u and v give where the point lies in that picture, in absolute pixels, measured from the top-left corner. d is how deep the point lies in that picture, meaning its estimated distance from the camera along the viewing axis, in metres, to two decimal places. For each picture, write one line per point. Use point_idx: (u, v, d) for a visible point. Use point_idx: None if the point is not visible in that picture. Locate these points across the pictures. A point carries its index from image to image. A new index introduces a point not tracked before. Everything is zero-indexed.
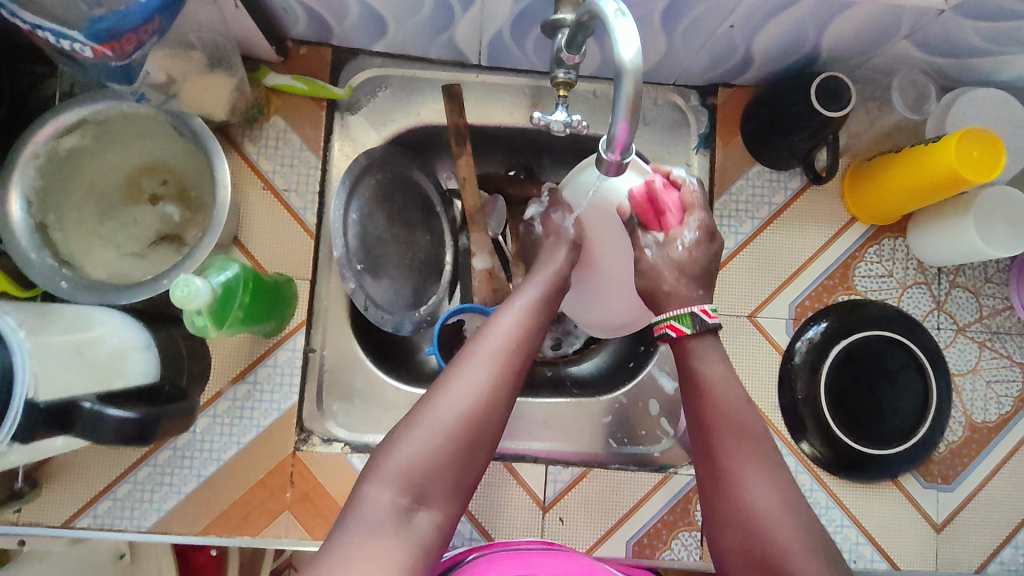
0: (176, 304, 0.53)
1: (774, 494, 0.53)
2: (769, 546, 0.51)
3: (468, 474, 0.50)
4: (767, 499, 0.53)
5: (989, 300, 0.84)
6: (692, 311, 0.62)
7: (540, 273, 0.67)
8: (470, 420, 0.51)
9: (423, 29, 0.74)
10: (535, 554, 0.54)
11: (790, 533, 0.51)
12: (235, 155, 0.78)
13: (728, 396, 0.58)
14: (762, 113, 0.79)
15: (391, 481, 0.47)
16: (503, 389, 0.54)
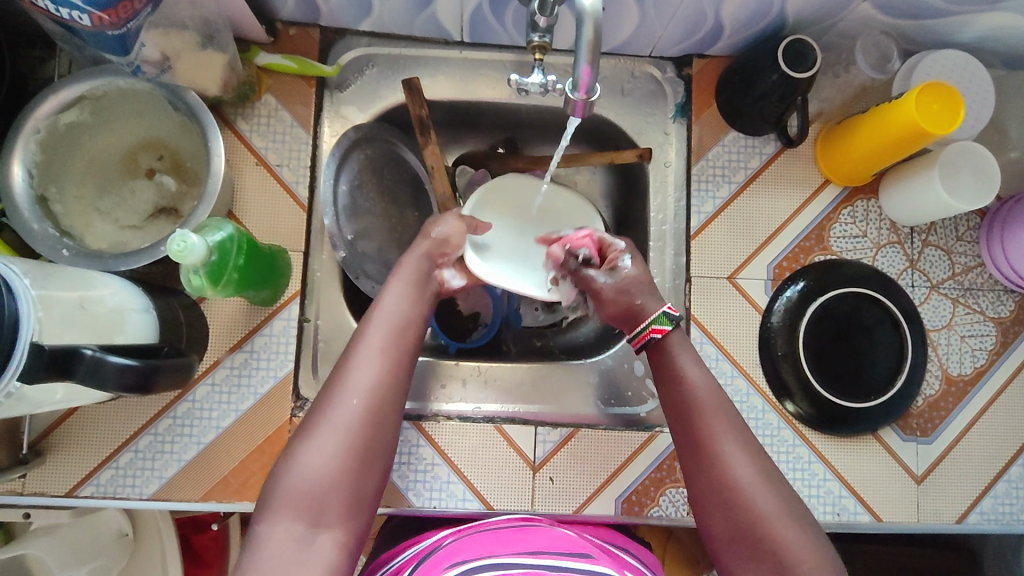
0: (173, 259, 0.56)
1: (751, 467, 0.60)
2: (752, 514, 0.58)
3: (362, 487, 0.58)
4: (746, 471, 0.60)
5: (961, 258, 0.87)
6: (665, 310, 0.69)
7: (404, 267, 0.71)
8: (353, 441, 0.58)
9: (406, 5, 0.77)
10: (514, 532, 0.62)
11: (768, 502, 0.59)
12: (228, 132, 0.81)
13: (704, 380, 0.65)
14: (736, 81, 0.83)
15: (289, 511, 0.54)
16: (380, 398, 0.60)
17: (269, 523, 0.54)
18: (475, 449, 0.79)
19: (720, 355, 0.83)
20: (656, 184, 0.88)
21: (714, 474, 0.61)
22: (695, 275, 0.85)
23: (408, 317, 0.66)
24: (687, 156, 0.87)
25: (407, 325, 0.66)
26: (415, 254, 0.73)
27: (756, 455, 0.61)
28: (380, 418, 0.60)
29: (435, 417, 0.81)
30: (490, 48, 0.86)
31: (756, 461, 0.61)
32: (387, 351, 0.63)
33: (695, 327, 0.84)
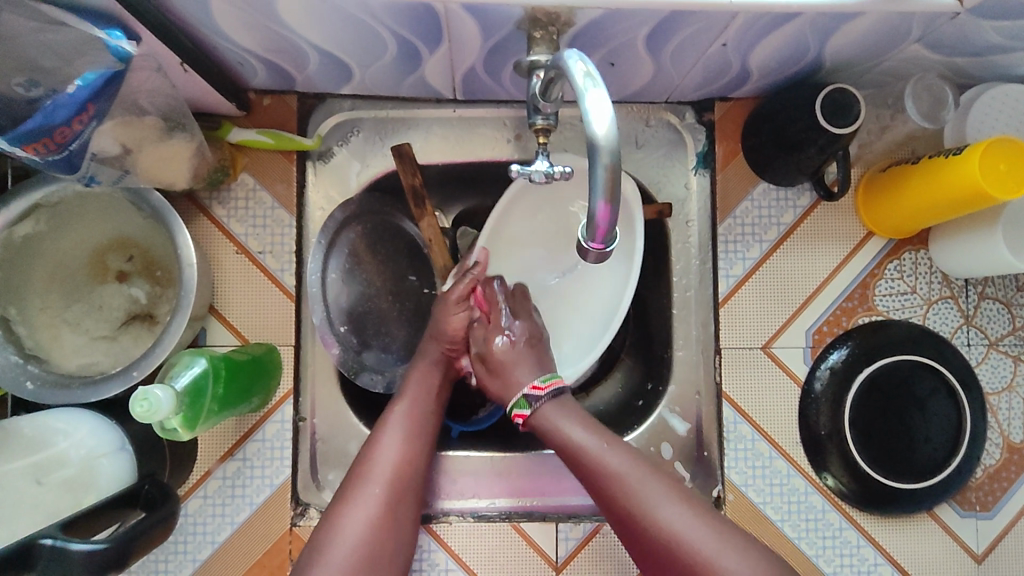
0: (139, 419, 0.49)
1: (676, 503, 0.55)
2: (693, 566, 0.52)
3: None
4: (668, 511, 0.54)
5: (1022, 310, 0.78)
6: (526, 393, 0.63)
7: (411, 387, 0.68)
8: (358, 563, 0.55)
9: (390, 70, 0.69)
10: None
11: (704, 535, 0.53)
12: (204, 220, 0.74)
13: (587, 440, 0.60)
14: (765, 130, 0.73)
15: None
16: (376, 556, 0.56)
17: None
18: (492, 550, 0.74)
19: (756, 434, 0.76)
20: (679, 245, 0.79)
21: (638, 531, 0.55)
22: (725, 346, 0.77)
23: (415, 431, 0.65)
24: (711, 211, 0.78)
25: (417, 440, 0.64)
26: (422, 362, 0.70)
27: (675, 492, 0.56)
28: (384, 541, 0.57)
29: (446, 517, 0.74)
30: (486, 104, 0.78)
31: (683, 503, 0.55)
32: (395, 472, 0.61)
33: (727, 405, 0.76)
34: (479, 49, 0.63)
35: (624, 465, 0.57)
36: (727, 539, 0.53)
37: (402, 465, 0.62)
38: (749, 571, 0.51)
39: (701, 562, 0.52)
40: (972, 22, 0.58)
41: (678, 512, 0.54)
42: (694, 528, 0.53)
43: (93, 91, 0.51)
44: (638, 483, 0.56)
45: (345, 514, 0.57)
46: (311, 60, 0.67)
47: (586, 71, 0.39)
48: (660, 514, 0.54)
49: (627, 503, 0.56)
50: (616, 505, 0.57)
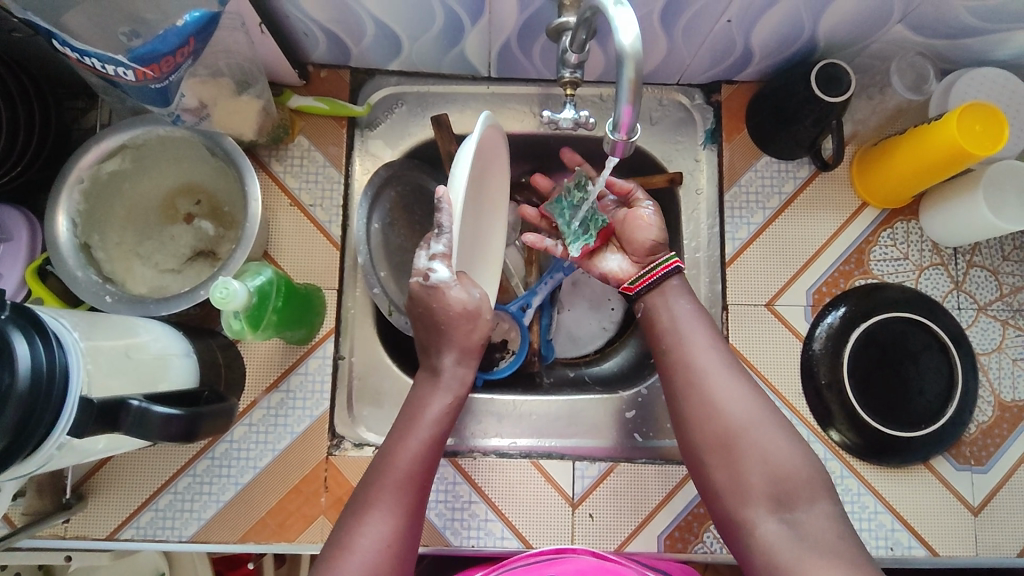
0: (216, 306, 0.57)
1: (739, 381, 0.65)
2: (735, 435, 0.62)
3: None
4: (732, 384, 0.64)
5: (1009, 278, 0.84)
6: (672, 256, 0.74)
7: (449, 354, 0.69)
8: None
9: (436, 43, 0.78)
10: (540, 568, 0.59)
11: (757, 411, 0.63)
12: (263, 175, 0.83)
13: (674, 313, 0.71)
14: (766, 106, 0.82)
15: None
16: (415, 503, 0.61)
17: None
18: (513, 484, 0.78)
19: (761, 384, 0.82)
20: (688, 211, 0.87)
21: (695, 389, 0.65)
22: (731, 302, 0.83)
23: (427, 456, 0.64)
24: (719, 181, 0.87)
25: (425, 469, 0.63)
26: (448, 390, 0.69)
27: (751, 383, 0.65)
28: (396, 565, 0.57)
29: (471, 454, 0.80)
30: (517, 82, 0.87)
31: (745, 388, 0.64)
32: (400, 495, 0.61)
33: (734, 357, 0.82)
34: (516, 23, 0.72)
35: (711, 352, 0.67)
36: (781, 429, 0.62)
37: (406, 489, 0.61)
38: (797, 456, 0.60)
39: (746, 426, 0.62)
40: (945, 2, 0.66)
41: (751, 399, 0.64)
42: (759, 419, 0.62)
43: (198, 29, 0.58)
44: (723, 369, 0.66)
45: (356, 541, 0.57)
46: (368, 32, 0.77)
47: None
48: (727, 400, 0.63)
49: (705, 377, 0.65)
50: (694, 374, 0.66)
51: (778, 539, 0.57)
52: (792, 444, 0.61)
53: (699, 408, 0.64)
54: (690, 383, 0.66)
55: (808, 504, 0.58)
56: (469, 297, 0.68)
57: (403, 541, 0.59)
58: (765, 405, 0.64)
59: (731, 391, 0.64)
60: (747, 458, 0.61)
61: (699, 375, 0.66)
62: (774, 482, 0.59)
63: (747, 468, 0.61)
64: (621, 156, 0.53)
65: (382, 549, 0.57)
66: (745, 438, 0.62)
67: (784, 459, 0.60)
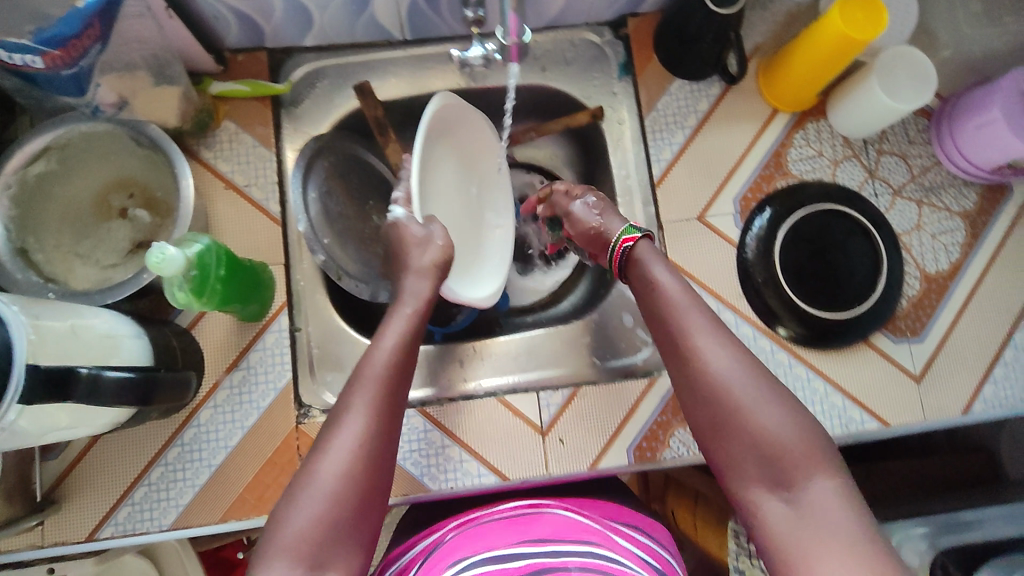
0: (154, 271, 0.58)
1: (728, 351, 0.59)
2: (728, 412, 0.57)
3: (360, 530, 0.55)
4: (720, 356, 0.59)
5: (917, 160, 0.90)
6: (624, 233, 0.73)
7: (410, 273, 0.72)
8: (347, 479, 0.55)
9: (344, 10, 0.81)
10: (520, 522, 0.60)
11: (748, 384, 0.57)
12: (194, 163, 0.84)
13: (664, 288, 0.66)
14: (670, 29, 0.86)
15: (289, 550, 0.51)
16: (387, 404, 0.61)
17: (267, 559, 0.51)
18: (482, 422, 0.81)
19: (704, 292, 0.85)
20: (614, 142, 0.91)
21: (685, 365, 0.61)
22: (666, 220, 0.87)
23: (399, 364, 0.64)
24: (638, 110, 0.90)
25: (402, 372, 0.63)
26: (414, 299, 0.70)
27: (744, 359, 0.59)
28: (371, 467, 0.56)
29: (438, 401, 0.82)
30: (432, 42, 0.90)
31: (736, 358, 0.59)
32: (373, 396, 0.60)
33: (676, 271, 0.86)
34: None
35: (699, 326, 0.62)
36: (781, 404, 0.56)
37: (380, 390, 0.61)
38: (791, 427, 0.55)
39: (739, 402, 0.57)
40: None
41: (743, 376, 0.58)
42: (753, 391, 0.57)
43: (100, 10, 0.59)
44: (712, 344, 0.60)
45: (331, 444, 0.56)
46: (276, 7, 0.78)
47: None
48: (717, 374, 0.58)
49: (691, 361, 0.60)
50: (684, 357, 0.61)
51: (776, 517, 0.53)
52: (789, 415, 0.56)
53: (690, 387, 0.60)
54: (680, 364, 0.61)
55: (805, 483, 0.53)
56: (423, 228, 0.72)
57: (378, 441, 0.58)
58: (759, 383, 0.57)
59: (719, 373, 0.58)
60: (739, 436, 0.56)
61: (687, 357, 0.61)
62: (771, 467, 0.54)
63: (744, 452, 0.56)
64: (519, 61, 0.65)
65: (355, 451, 0.56)
66: (738, 411, 0.56)
67: (776, 432, 0.55)
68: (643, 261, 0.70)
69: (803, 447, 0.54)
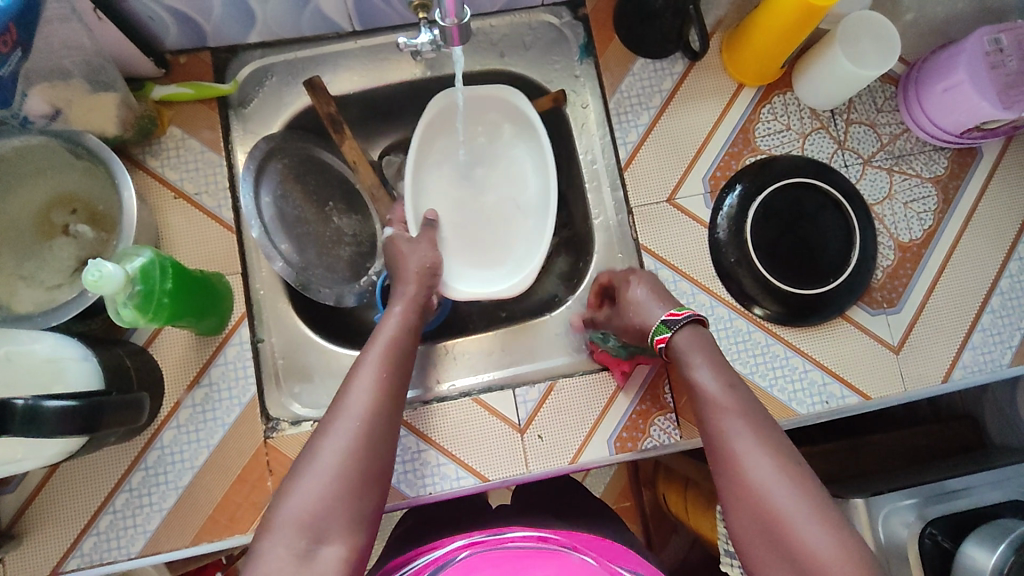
0: (92, 291, 0.55)
1: (771, 460, 0.56)
2: (765, 519, 0.54)
3: (359, 512, 0.56)
4: (761, 466, 0.56)
5: (886, 128, 0.88)
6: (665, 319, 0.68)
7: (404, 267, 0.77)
8: (359, 438, 0.59)
9: (287, 3, 0.77)
10: (530, 558, 0.55)
11: (788, 496, 0.54)
12: (140, 172, 0.80)
13: (707, 381, 0.63)
14: (628, 7, 0.83)
15: (291, 525, 0.53)
16: (393, 377, 0.66)
17: (267, 542, 0.53)
18: (458, 424, 0.79)
19: (677, 276, 0.83)
20: (578, 127, 0.88)
21: (724, 467, 0.58)
22: (635, 204, 0.85)
23: (399, 347, 0.69)
24: (601, 93, 0.88)
25: (397, 366, 0.66)
26: (405, 298, 0.75)
27: (788, 468, 0.56)
28: (378, 430, 0.61)
29: (412, 405, 0.80)
30: (384, 31, 0.86)
31: (776, 465, 0.56)
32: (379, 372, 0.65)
33: (647, 256, 0.84)
34: None
35: (741, 430, 0.59)
36: (820, 514, 0.53)
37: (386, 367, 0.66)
38: (828, 542, 0.52)
39: (777, 511, 0.54)
40: None
41: (784, 487, 0.55)
42: (793, 501, 0.54)
43: (16, 14, 0.55)
44: (754, 450, 0.57)
45: (341, 410, 0.61)
46: (214, 3, 0.74)
47: None
48: (755, 481, 0.55)
49: (731, 468, 0.57)
50: (725, 461, 0.58)
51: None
52: (827, 528, 0.52)
53: (729, 490, 0.57)
54: (718, 464, 0.59)
55: None
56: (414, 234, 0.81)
57: (384, 408, 0.62)
58: (805, 501, 0.54)
59: (762, 483, 0.55)
60: (774, 544, 0.54)
61: (727, 459, 0.58)
62: None
63: (785, 572, 0.53)
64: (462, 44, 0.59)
65: (363, 415, 0.61)
66: (775, 516, 0.54)
67: (812, 547, 0.52)
68: (684, 354, 0.65)
69: (838, 559, 0.51)
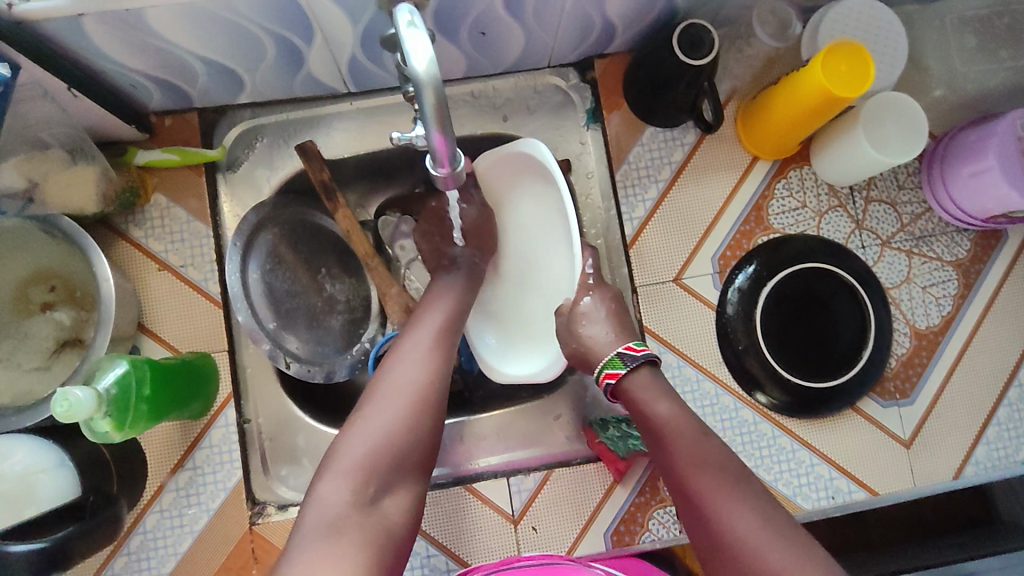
0: (63, 420, 0.52)
1: (751, 509, 0.54)
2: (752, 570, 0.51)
3: (413, 465, 0.57)
4: (743, 513, 0.54)
5: (907, 207, 0.84)
6: (620, 353, 0.67)
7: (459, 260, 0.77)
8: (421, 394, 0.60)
9: (278, 71, 0.72)
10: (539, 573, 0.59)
11: (773, 545, 0.52)
12: (122, 243, 0.76)
13: (680, 424, 0.61)
14: (639, 76, 0.78)
15: (354, 477, 0.53)
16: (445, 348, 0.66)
17: (325, 484, 0.53)
18: (450, 513, 0.76)
19: (682, 361, 0.80)
20: (583, 197, 0.84)
21: (701, 510, 0.56)
22: (640, 284, 0.81)
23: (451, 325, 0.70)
24: (608, 161, 0.84)
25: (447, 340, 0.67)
26: (454, 285, 0.74)
27: (771, 520, 0.54)
28: (439, 393, 0.61)
29: None
30: (381, 93, 0.82)
31: (755, 512, 0.54)
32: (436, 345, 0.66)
33: (651, 339, 0.80)
34: (353, 38, 0.67)
35: (717, 472, 0.57)
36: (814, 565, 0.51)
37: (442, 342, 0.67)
38: None
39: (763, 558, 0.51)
40: None
41: (768, 536, 0.52)
42: (781, 549, 0.52)
43: None
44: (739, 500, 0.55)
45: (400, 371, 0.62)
46: (199, 73, 0.70)
47: (409, 19, 0.41)
48: (734, 525, 0.54)
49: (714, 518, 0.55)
50: (702, 506, 0.56)
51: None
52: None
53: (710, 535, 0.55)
54: (696, 510, 0.56)
55: None
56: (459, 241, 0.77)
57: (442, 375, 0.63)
58: (794, 555, 0.51)
59: (745, 535, 0.53)
60: None
61: (705, 506, 0.56)
62: None
63: None
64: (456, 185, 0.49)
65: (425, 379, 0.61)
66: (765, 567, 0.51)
67: None
68: (642, 395, 0.65)
69: None
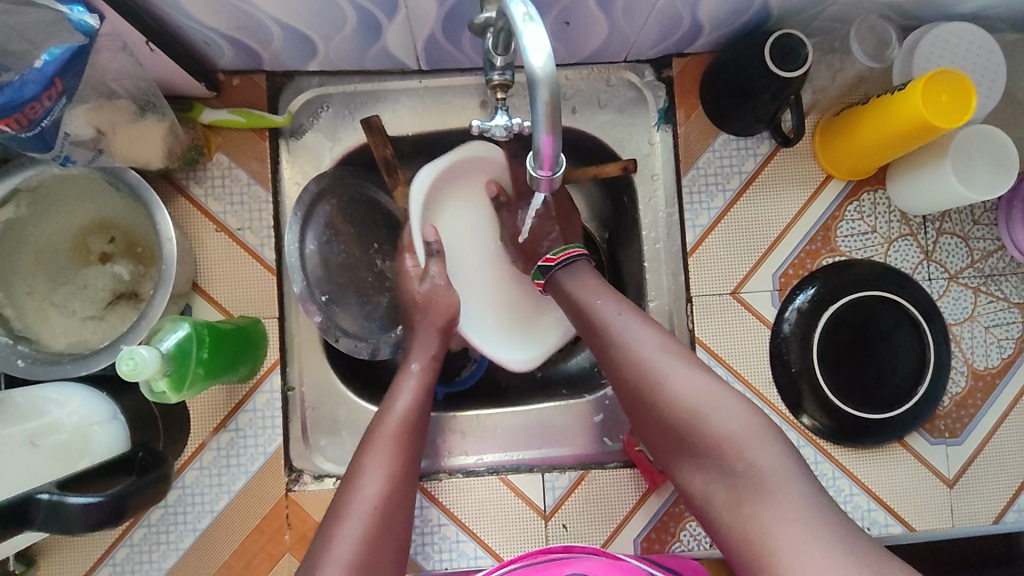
0: (126, 378, 0.52)
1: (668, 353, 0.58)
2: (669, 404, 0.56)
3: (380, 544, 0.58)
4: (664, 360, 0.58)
5: (980, 243, 0.81)
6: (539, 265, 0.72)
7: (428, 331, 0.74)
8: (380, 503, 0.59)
9: (352, 41, 0.71)
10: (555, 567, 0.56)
11: (681, 380, 0.56)
12: (182, 200, 0.76)
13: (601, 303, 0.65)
14: (720, 81, 0.75)
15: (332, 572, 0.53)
16: (411, 437, 0.65)
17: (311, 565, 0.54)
18: (483, 502, 0.76)
19: (730, 377, 0.79)
20: (645, 199, 0.83)
21: (624, 365, 0.60)
22: (695, 293, 0.80)
23: (420, 417, 0.67)
24: (675, 165, 0.81)
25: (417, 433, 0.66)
26: (421, 354, 0.72)
27: (690, 361, 0.57)
28: (398, 501, 0.61)
29: (437, 476, 0.78)
30: (450, 73, 0.80)
31: (675, 353, 0.58)
32: (401, 438, 0.64)
33: (700, 351, 0.79)
34: (437, 15, 0.65)
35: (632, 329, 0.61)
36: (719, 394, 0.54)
37: (406, 433, 0.65)
38: (729, 410, 0.53)
39: (675, 393, 0.55)
40: None
41: (681, 372, 0.56)
42: (696, 383, 0.55)
43: (62, 67, 0.51)
44: (659, 356, 0.58)
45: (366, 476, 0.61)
46: (275, 36, 0.68)
47: (525, 11, 0.41)
48: (656, 370, 0.57)
49: (635, 373, 0.59)
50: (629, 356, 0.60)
51: (725, 514, 0.51)
52: (726, 401, 0.54)
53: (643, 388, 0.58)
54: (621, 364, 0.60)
55: (743, 463, 0.51)
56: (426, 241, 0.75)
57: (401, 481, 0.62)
58: (693, 379, 0.56)
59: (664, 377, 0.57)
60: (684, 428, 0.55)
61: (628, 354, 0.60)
62: (715, 461, 0.52)
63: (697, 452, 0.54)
64: (549, 193, 0.47)
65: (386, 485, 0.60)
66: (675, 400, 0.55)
67: (715, 421, 0.53)
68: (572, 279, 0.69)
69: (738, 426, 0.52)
